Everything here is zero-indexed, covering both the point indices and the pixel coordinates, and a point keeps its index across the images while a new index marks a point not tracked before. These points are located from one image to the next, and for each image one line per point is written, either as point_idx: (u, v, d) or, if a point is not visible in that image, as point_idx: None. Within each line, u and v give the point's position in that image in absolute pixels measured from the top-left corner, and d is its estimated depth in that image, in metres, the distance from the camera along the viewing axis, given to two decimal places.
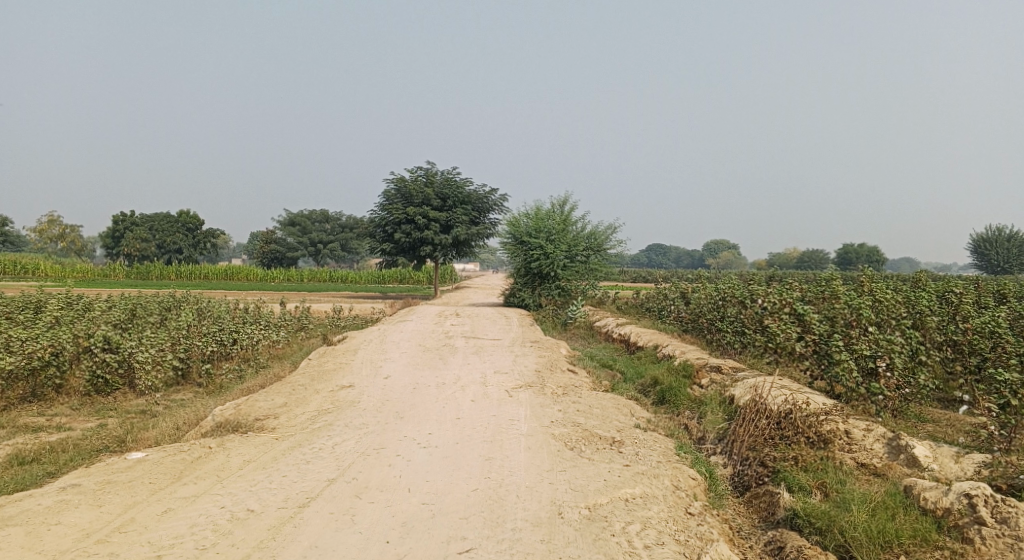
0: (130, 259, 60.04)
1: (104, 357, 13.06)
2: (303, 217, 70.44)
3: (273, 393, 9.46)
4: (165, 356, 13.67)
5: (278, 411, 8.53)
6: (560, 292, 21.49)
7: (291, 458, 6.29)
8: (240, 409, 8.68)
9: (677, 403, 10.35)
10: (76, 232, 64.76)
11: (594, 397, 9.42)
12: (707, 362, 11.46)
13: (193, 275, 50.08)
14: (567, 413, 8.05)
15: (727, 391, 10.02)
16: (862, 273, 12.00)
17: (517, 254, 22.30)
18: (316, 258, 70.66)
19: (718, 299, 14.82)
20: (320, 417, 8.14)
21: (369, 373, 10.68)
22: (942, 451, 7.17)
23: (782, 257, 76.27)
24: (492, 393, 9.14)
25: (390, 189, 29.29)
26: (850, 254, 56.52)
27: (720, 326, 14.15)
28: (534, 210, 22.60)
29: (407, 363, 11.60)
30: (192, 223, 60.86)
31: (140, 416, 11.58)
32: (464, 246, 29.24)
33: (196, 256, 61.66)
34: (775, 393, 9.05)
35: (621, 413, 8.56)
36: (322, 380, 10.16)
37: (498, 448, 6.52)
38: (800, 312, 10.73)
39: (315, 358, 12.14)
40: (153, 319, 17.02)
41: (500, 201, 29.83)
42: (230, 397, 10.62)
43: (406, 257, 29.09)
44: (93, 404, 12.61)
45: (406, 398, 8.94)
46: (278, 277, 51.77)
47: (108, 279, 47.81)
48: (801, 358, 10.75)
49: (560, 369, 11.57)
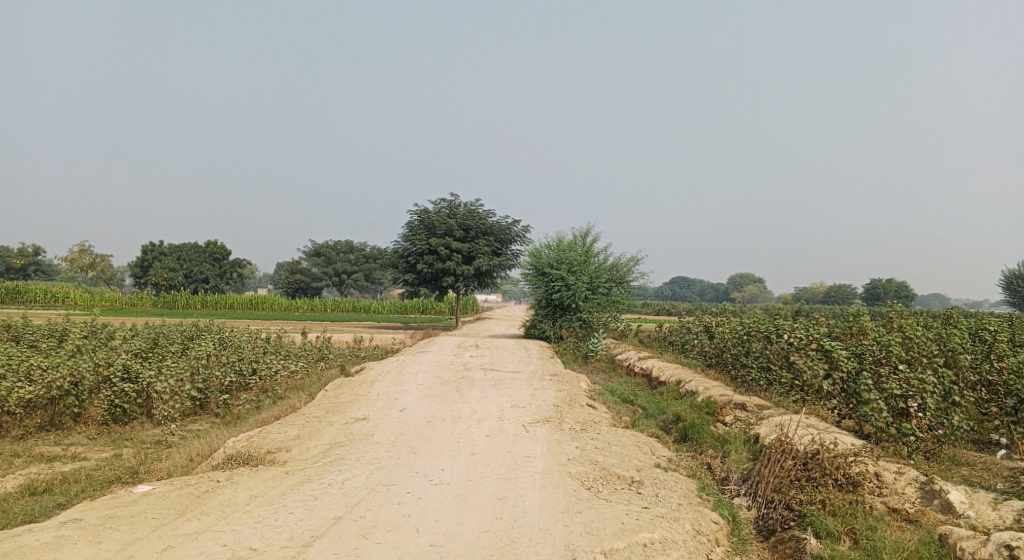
0: (157, 288, 60.82)
1: (123, 386, 13.09)
2: (328, 248, 71.04)
3: (286, 425, 9.36)
4: (183, 386, 13.67)
5: (290, 444, 8.42)
6: (581, 324, 21.28)
7: (299, 493, 6.15)
8: (252, 441, 8.58)
9: (699, 441, 10.06)
10: (106, 261, 65.89)
11: (613, 433, 9.18)
12: (730, 398, 11.16)
13: (218, 304, 50.58)
14: (585, 450, 7.82)
15: (751, 429, 9.73)
16: (890, 308, 11.68)
17: (538, 286, 22.16)
18: (340, 288, 71.07)
19: (743, 334, 14.52)
20: (333, 451, 8.02)
21: (385, 405, 10.55)
22: (979, 497, 6.81)
23: (808, 291, 75.22)
24: (508, 428, 8.95)
25: (413, 220, 29.42)
26: (879, 289, 55.55)
27: (744, 361, 13.83)
28: (556, 242, 22.49)
29: (423, 396, 11.44)
30: (219, 253, 61.68)
31: (155, 446, 11.54)
32: (486, 278, 29.17)
33: (222, 285, 62.32)
34: (802, 432, 8.74)
35: (641, 450, 8.31)
36: (336, 413, 10.05)
37: (512, 486, 6.32)
38: (827, 348, 10.43)
39: (332, 389, 12.05)
40: (173, 348, 17.08)
41: (523, 232, 29.79)
42: (244, 429, 10.54)
43: (428, 287, 29.07)
44: (110, 433, 12.60)
45: (421, 432, 8.78)
46: (301, 307, 52.04)
47: (135, 308, 48.46)
48: (828, 397, 10.42)
49: (579, 403, 11.34)
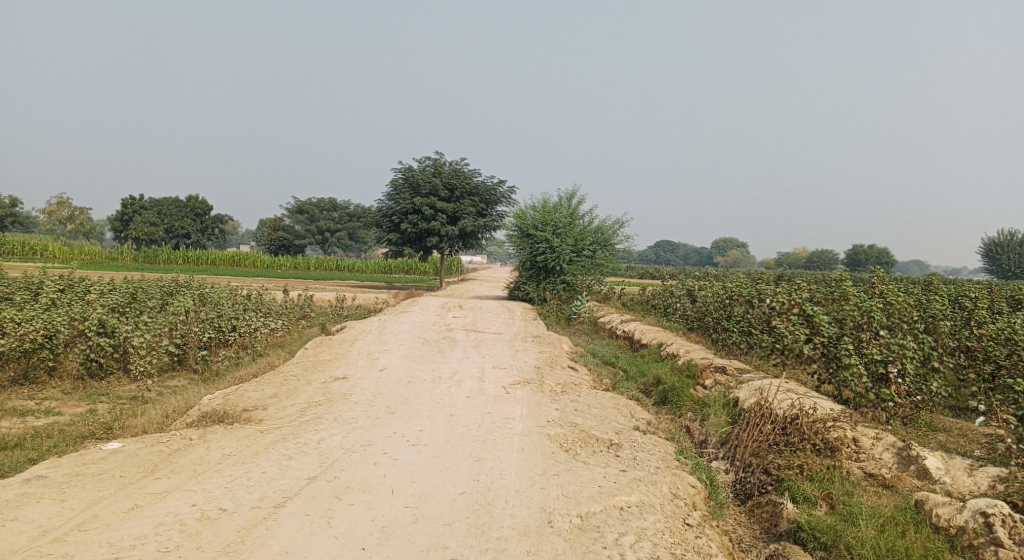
0: (137, 242, 60.01)
1: (98, 341, 12.88)
2: (312, 205, 70.26)
3: (264, 383, 9.24)
4: (160, 342, 13.48)
5: (267, 402, 8.31)
6: (565, 286, 21.21)
7: (273, 453, 6.06)
8: (228, 399, 8.46)
9: (679, 404, 10.07)
10: (85, 214, 64.79)
11: (594, 396, 9.14)
12: (711, 362, 11.16)
13: (199, 260, 50.02)
14: (565, 412, 7.77)
15: (731, 393, 9.74)
16: (872, 274, 11.67)
17: (523, 247, 22.00)
18: (324, 246, 70.52)
19: (725, 298, 14.50)
20: (310, 410, 7.92)
21: (364, 364, 10.45)
22: (955, 463, 6.85)
23: (791, 257, 75.67)
24: (488, 389, 8.88)
25: (397, 179, 29.01)
26: (861, 255, 55.96)
27: (726, 325, 13.83)
28: (541, 203, 22.27)
29: (404, 355, 11.34)
30: (200, 208, 60.78)
31: (131, 402, 11.40)
32: (470, 238, 28.95)
33: (204, 241, 61.59)
34: (782, 397, 8.74)
35: (621, 413, 8.28)
36: (315, 371, 9.93)
37: (490, 447, 6.26)
38: (809, 313, 10.41)
39: (311, 347, 11.93)
40: (151, 303, 16.84)
41: (508, 193, 29.51)
42: (221, 386, 10.42)
43: (412, 247, 28.83)
44: (85, 388, 12.44)
45: (400, 392, 8.70)
46: (284, 264, 51.62)
47: (115, 262, 47.82)
48: (808, 361, 10.42)
49: (560, 365, 11.29)
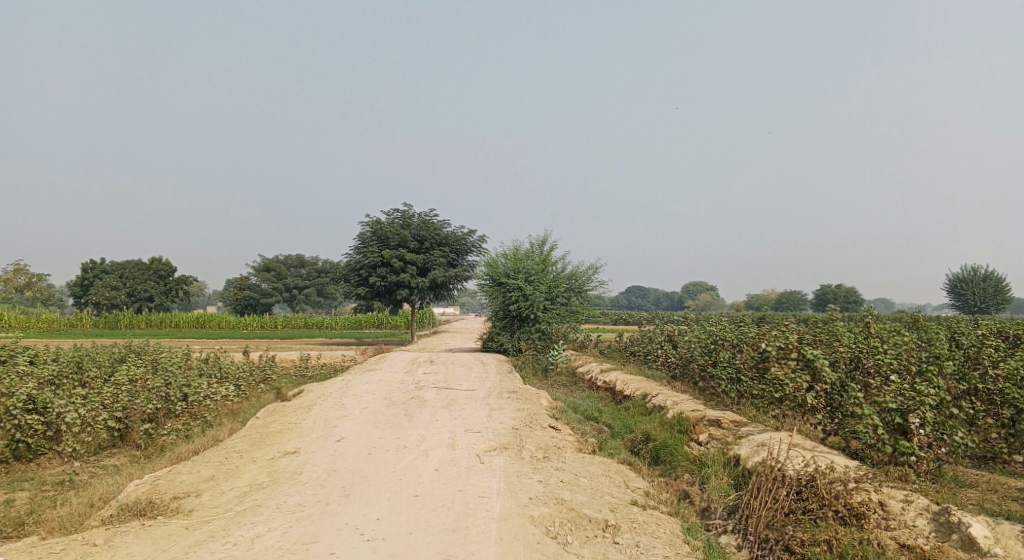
0: (98, 308, 57.73)
1: (27, 418, 11.50)
2: (279, 263, 68.83)
3: (202, 463, 8.05)
4: (98, 417, 12.15)
5: (202, 487, 7.15)
6: (540, 336, 20.28)
7: (193, 558, 4.92)
8: (157, 485, 7.26)
9: (674, 464, 9.07)
10: (42, 280, 62.48)
11: (580, 461, 8.09)
12: (704, 414, 10.21)
13: (163, 323, 48.13)
14: (549, 485, 6.73)
15: (730, 450, 8.81)
16: (865, 313, 10.91)
17: (495, 297, 21.04)
18: (292, 304, 68.84)
19: (709, 342, 13.62)
20: (249, 497, 6.80)
21: (321, 435, 9.29)
22: (1003, 530, 5.99)
23: (761, 297, 75.60)
24: (461, 460, 7.77)
25: (364, 233, 28.06)
26: (829, 295, 55.94)
27: (712, 372, 12.93)
28: (512, 251, 21.41)
29: (366, 422, 10.19)
30: (164, 270, 59.13)
31: (57, 488, 10.06)
32: (442, 290, 27.91)
33: (168, 303, 59.61)
34: (792, 453, 7.79)
35: (614, 483, 7.24)
36: (262, 446, 8.75)
37: (461, 541, 5.19)
38: (808, 357, 9.56)
39: (265, 415, 10.75)
40: (95, 371, 15.46)
41: (479, 242, 28.68)
42: (158, 466, 9.18)
43: (382, 301, 27.75)
44: (8, 473, 11.05)
45: (359, 468, 7.57)
46: (251, 324, 49.95)
47: (73, 329, 45.79)
48: (810, 410, 9.57)
49: (540, 425, 10.22)
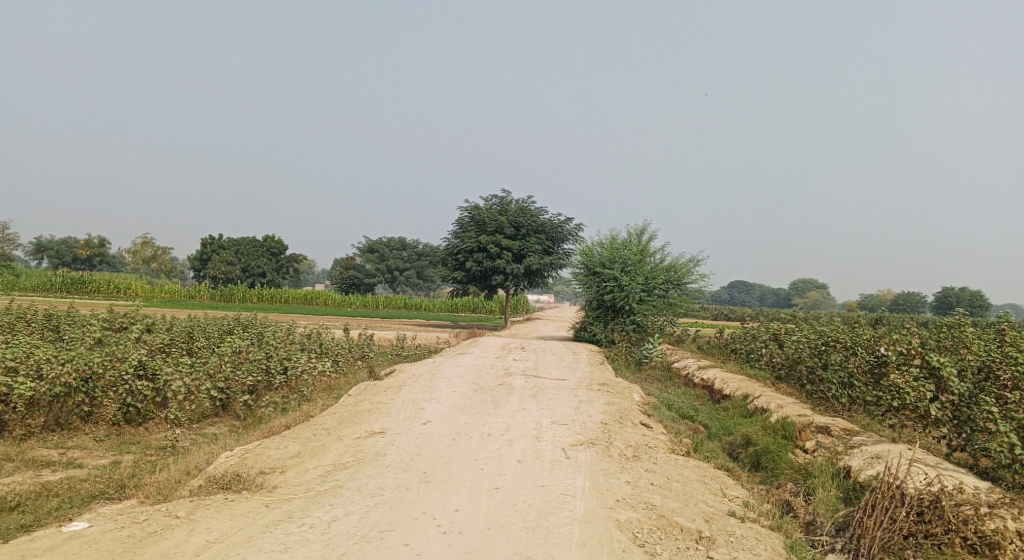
0: (214, 281, 61.22)
1: (137, 383, 12.10)
2: (381, 245, 70.74)
3: (290, 438, 8.12)
4: (202, 386, 12.63)
5: (288, 463, 7.19)
6: (635, 328, 19.69)
7: (268, 538, 4.84)
8: (246, 459, 7.34)
9: (776, 473, 8.41)
10: (167, 253, 66.87)
11: (673, 463, 7.61)
12: (812, 420, 9.46)
13: (273, 298, 50.45)
14: (638, 487, 6.32)
15: (840, 461, 8.09)
16: (1003, 318, 9.76)
17: (589, 286, 20.59)
18: (392, 285, 70.69)
19: (819, 342, 12.67)
20: (332, 476, 6.76)
21: (408, 417, 9.22)
22: None
23: (874, 298, 71.20)
24: (546, 452, 7.46)
25: (463, 217, 28.19)
26: (950, 298, 51.93)
27: (821, 375, 12.02)
28: (609, 240, 20.85)
29: (453, 406, 10.06)
30: (275, 248, 61.96)
31: (160, 453, 10.55)
32: (537, 277, 27.69)
33: (278, 280, 62.48)
34: (913, 469, 7.02)
35: (710, 490, 6.71)
36: (349, 424, 8.75)
37: (542, 541, 4.89)
38: (933, 364, 8.63)
39: (355, 393, 10.83)
40: (203, 341, 16.18)
41: (576, 230, 28.23)
42: (251, 438, 9.39)
43: (477, 286, 27.83)
44: (118, 435, 11.71)
45: (442, 454, 7.39)
46: (353, 303, 51.63)
47: (192, 300, 48.76)
48: (933, 423, 8.62)
49: (631, 421, 9.75)
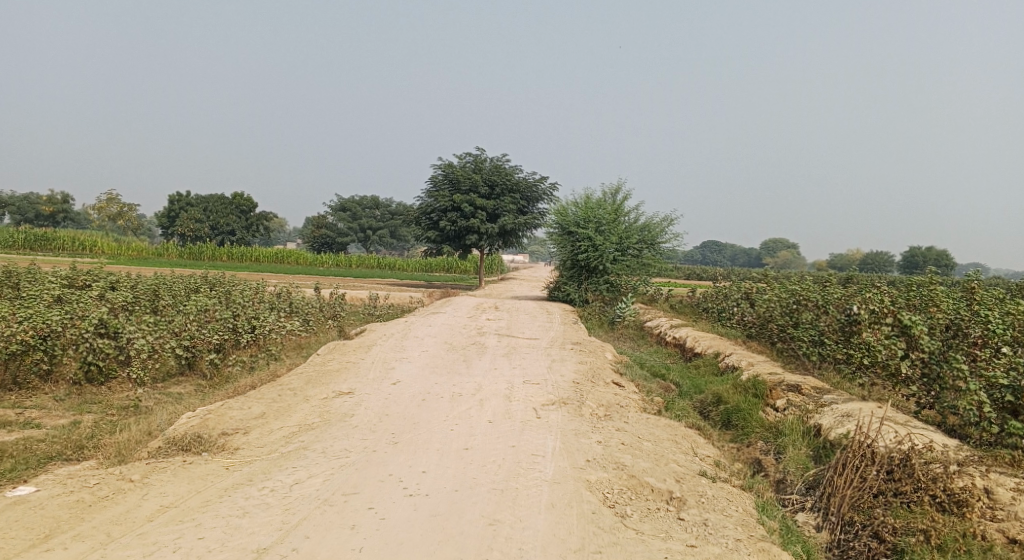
0: (183, 239, 60.01)
1: (99, 342, 11.72)
2: (354, 203, 69.75)
3: (255, 399, 7.90)
4: (166, 345, 12.29)
5: (251, 425, 6.99)
6: (609, 287, 19.62)
7: (226, 503, 4.66)
8: (207, 420, 7.12)
9: (747, 431, 8.41)
10: (133, 211, 65.24)
11: (644, 423, 7.54)
12: (783, 379, 9.46)
13: (244, 256, 49.65)
14: (608, 447, 6.23)
15: (811, 419, 8.10)
16: (974, 276, 9.77)
17: (563, 245, 20.43)
18: (365, 244, 69.95)
19: (791, 301, 12.67)
20: (296, 438, 6.57)
21: (377, 376, 9.04)
22: None
23: (844, 258, 72.13)
24: (516, 412, 7.34)
25: (436, 175, 27.72)
26: (917, 257, 52.74)
27: (792, 334, 12.03)
28: (584, 199, 20.63)
29: (424, 365, 9.90)
30: (246, 205, 60.80)
31: (122, 413, 10.27)
32: (511, 237, 27.46)
33: (249, 238, 61.45)
34: (883, 427, 7.02)
35: (682, 449, 6.66)
36: (316, 384, 8.54)
37: (510, 503, 4.77)
38: (905, 322, 8.62)
39: (324, 353, 10.61)
40: (168, 299, 15.75)
41: (551, 189, 27.93)
42: (216, 398, 9.15)
43: (451, 245, 27.51)
44: (79, 395, 11.38)
45: (410, 414, 7.23)
46: (326, 262, 51.04)
47: (160, 258, 47.79)
48: (904, 382, 8.65)
49: (603, 380, 9.67)
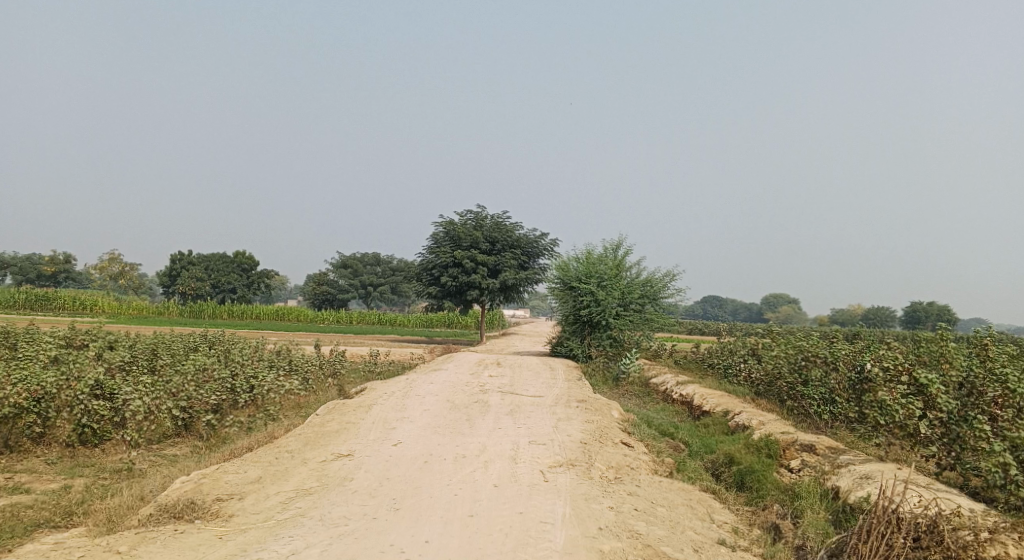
0: (184, 297, 59.92)
1: (93, 403, 11.45)
2: (355, 260, 69.97)
3: (251, 462, 7.63)
4: (162, 405, 12.01)
5: (247, 490, 6.71)
6: (612, 343, 19.40)
7: None
8: (201, 486, 6.84)
9: (761, 494, 8.09)
10: (135, 269, 65.37)
11: (656, 486, 7.26)
12: (796, 438, 9.18)
13: (244, 314, 49.49)
14: (621, 513, 5.97)
15: (828, 481, 7.80)
16: (987, 331, 9.59)
17: (566, 301, 20.29)
18: (366, 301, 69.83)
19: (799, 357, 12.44)
20: (293, 503, 6.30)
21: (377, 437, 8.77)
22: None
23: (845, 313, 71.79)
24: (523, 475, 7.06)
25: (438, 232, 27.79)
26: (919, 312, 52.48)
27: (802, 391, 11.77)
28: (585, 254, 20.60)
29: (426, 425, 9.63)
30: (247, 263, 60.98)
31: (114, 477, 9.95)
32: (512, 292, 27.35)
33: (250, 295, 61.39)
34: (905, 490, 6.75)
35: (697, 515, 6.37)
36: (315, 446, 8.28)
37: None
38: (921, 380, 8.40)
39: (323, 413, 10.34)
40: (166, 357, 15.52)
41: (551, 245, 27.96)
42: (211, 461, 8.86)
43: (452, 301, 27.37)
44: (71, 458, 11.05)
45: (412, 477, 6.96)
46: (326, 319, 50.84)
47: (160, 317, 47.62)
48: (922, 442, 8.37)
49: (611, 440, 9.39)
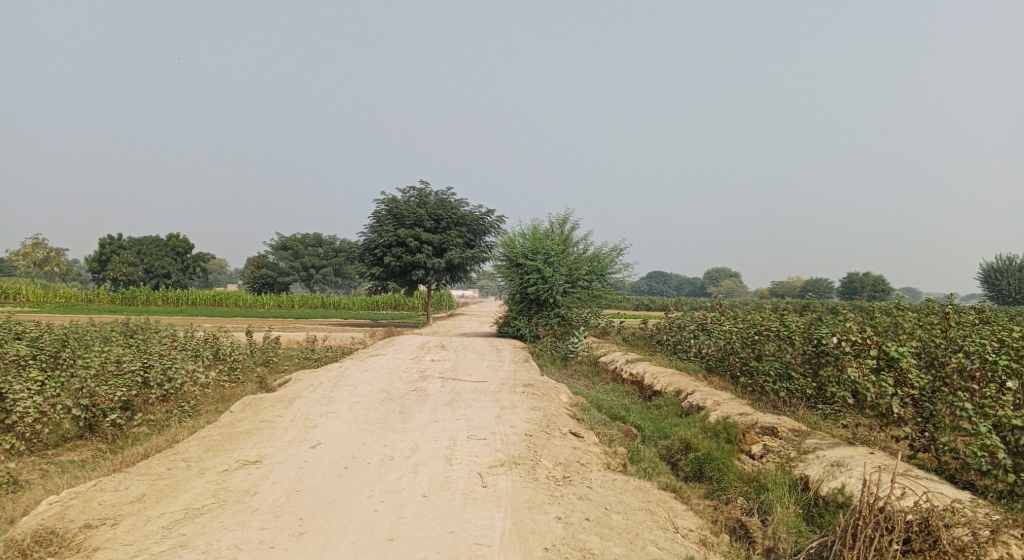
0: (114, 284, 56.70)
1: None
2: (297, 242, 67.48)
3: (139, 475, 6.46)
4: (58, 406, 10.51)
5: (123, 512, 5.58)
6: (559, 321, 18.56)
7: None
8: (68, 510, 5.65)
9: (723, 485, 7.31)
10: (61, 255, 61.60)
11: (610, 487, 6.41)
12: (756, 420, 8.44)
13: (179, 300, 47.01)
14: (572, 528, 5.10)
15: (796, 469, 7.07)
16: (949, 299, 9.00)
17: (511, 278, 19.35)
18: (309, 284, 67.55)
19: (751, 331, 11.74)
20: (175, 529, 5.20)
21: (294, 439, 7.67)
22: None
23: (786, 287, 72.35)
24: (458, 480, 6.10)
25: (380, 210, 26.43)
26: (855, 283, 53.34)
27: (756, 367, 11.07)
28: (531, 230, 19.68)
29: (352, 422, 8.54)
30: (181, 246, 57.93)
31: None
32: (459, 271, 26.27)
33: (185, 280, 58.51)
34: (889, 481, 6.04)
35: (658, 523, 5.55)
36: (219, 453, 7.13)
37: None
38: (892, 355, 7.75)
39: (237, 410, 9.15)
40: (72, 349, 13.96)
41: (498, 222, 26.95)
42: (100, 472, 7.58)
43: (396, 282, 26.13)
44: None
45: (326, 489, 5.91)
46: (268, 303, 48.85)
47: (90, 304, 44.89)
48: (895, 422, 7.73)
49: (559, 431, 8.49)
